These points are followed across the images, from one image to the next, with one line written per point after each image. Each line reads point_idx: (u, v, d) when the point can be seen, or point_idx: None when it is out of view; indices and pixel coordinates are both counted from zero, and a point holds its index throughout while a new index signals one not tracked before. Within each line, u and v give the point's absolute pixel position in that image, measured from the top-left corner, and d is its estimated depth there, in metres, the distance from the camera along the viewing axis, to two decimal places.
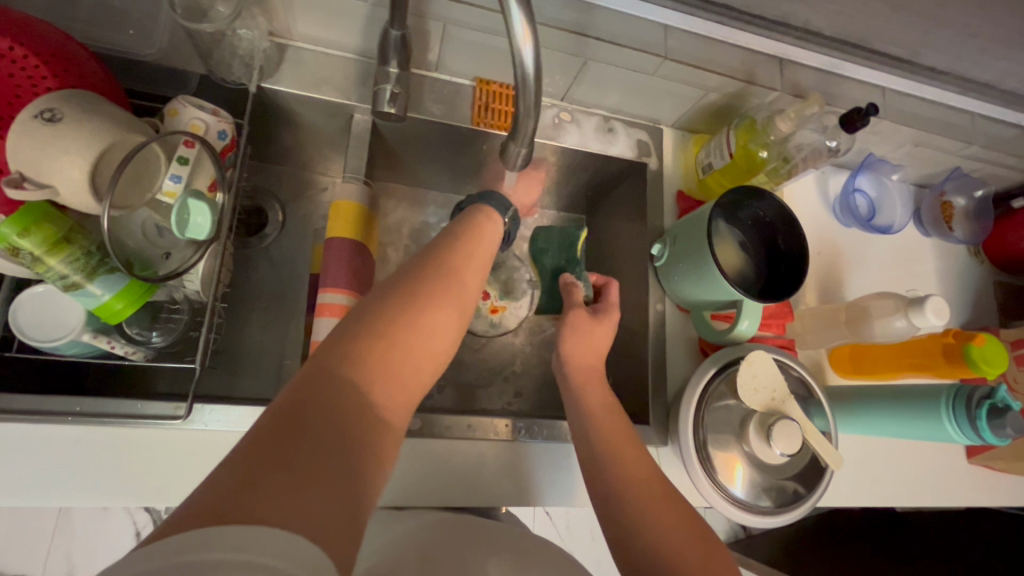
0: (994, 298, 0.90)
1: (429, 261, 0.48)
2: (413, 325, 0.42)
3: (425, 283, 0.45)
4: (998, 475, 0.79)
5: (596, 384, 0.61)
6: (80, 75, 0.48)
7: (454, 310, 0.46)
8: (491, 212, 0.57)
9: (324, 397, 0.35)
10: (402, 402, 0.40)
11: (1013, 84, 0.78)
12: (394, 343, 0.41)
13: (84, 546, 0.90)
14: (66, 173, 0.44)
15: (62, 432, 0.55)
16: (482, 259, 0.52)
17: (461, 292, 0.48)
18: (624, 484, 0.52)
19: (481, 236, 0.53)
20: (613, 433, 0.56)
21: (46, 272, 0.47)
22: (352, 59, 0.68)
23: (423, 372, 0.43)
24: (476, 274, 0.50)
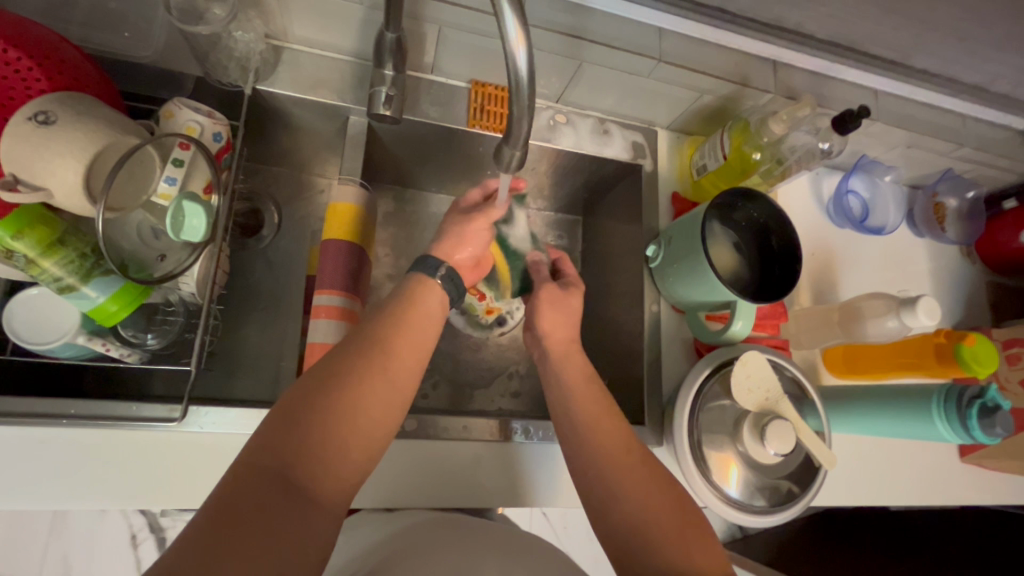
0: (986, 298, 0.91)
1: (365, 335, 0.47)
2: (345, 411, 0.42)
3: (358, 363, 0.45)
4: (990, 474, 0.80)
5: (574, 360, 0.58)
6: (75, 77, 0.48)
7: (391, 386, 0.45)
8: (427, 280, 0.53)
9: (243, 506, 0.35)
10: (337, 488, 0.41)
11: (1004, 87, 0.78)
12: (324, 432, 0.40)
13: (83, 549, 0.88)
14: (60, 175, 0.44)
15: (56, 435, 0.55)
16: (425, 325, 0.51)
17: (399, 367, 0.47)
18: (604, 460, 0.50)
19: (422, 302, 0.52)
20: (590, 409, 0.53)
21: (40, 274, 0.47)
22: (347, 61, 0.68)
23: (361, 454, 0.43)
24: (416, 342, 0.49)
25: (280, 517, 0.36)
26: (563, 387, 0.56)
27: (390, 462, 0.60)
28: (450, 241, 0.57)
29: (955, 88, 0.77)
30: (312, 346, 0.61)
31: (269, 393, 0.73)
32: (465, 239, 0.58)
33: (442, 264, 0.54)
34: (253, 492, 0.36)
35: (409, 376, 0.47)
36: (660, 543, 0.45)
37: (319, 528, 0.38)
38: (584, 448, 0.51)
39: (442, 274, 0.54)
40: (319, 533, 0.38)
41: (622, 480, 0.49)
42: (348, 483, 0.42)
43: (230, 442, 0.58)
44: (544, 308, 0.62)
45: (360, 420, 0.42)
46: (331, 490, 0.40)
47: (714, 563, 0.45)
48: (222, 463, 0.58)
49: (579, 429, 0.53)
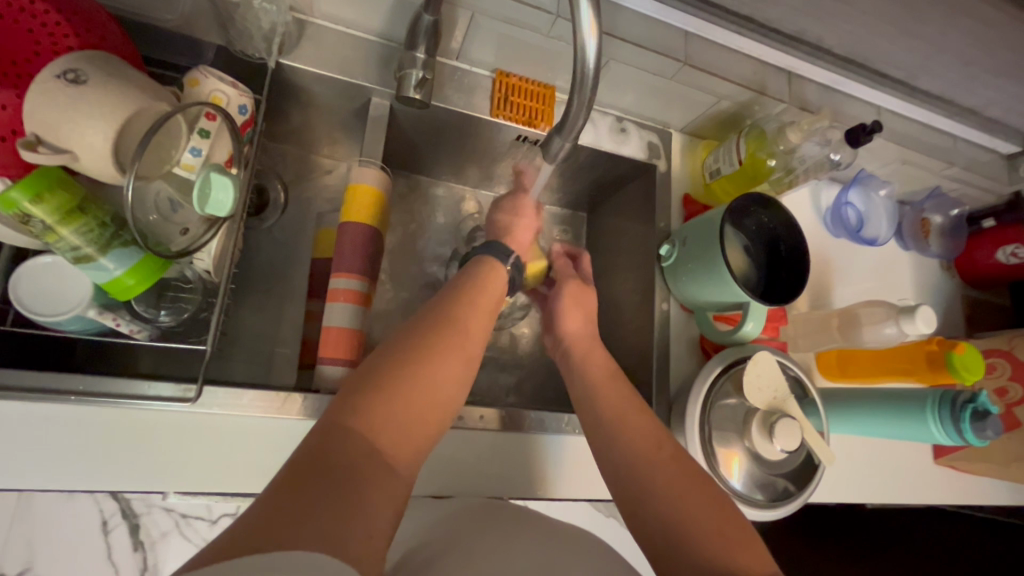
0: (961, 311, 0.97)
1: (435, 314, 0.49)
2: (422, 377, 0.43)
3: (431, 335, 0.46)
4: (960, 476, 0.85)
5: (597, 355, 0.63)
6: (102, 37, 0.46)
7: (460, 361, 0.46)
8: (495, 264, 0.57)
9: (338, 455, 0.35)
10: (413, 452, 0.41)
11: (996, 112, 0.82)
12: (405, 396, 0.41)
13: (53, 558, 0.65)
14: (90, 138, 0.42)
15: (56, 411, 0.52)
16: (486, 308, 0.53)
17: (467, 343, 0.48)
18: (631, 448, 0.52)
19: (484, 288, 0.54)
20: (616, 400, 0.57)
21: (57, 242, 0.45)
22: (373, 41, 0.67)
23: (434, 422, 0.43)
24: (479, 324, 0.51)
25: (369, 469, 0.36)
26: (589, 381, 0.60)
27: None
28: (516, 228, 0.64)
29: (951, 109, 0.81)
30: (329, 330, 0.60)
31: (270, 377, 0.71)
32: (526, 228, 0.66)
33: (512, 252, 0.59)
34: (345, 444, 0.36)
35: (474, 355, 0.49)
36: (693, 530, 0.46)
37: (399, 488, 0.38)
38: (614, 438, 0.54)
39: (511, 261, 0.59)
40: (396, 496, 0.38)
41: (653, 469, 0.50)
42: (421, 448, 0.42)
43: (236, 425, 0.56)
44: (567, 305, 0.67)
45: (435, 389, 0.43)
46: (409, 453, 0.40)
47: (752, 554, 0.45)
48: (233, 447, 0.56)
49: (606, 419, 0.55)
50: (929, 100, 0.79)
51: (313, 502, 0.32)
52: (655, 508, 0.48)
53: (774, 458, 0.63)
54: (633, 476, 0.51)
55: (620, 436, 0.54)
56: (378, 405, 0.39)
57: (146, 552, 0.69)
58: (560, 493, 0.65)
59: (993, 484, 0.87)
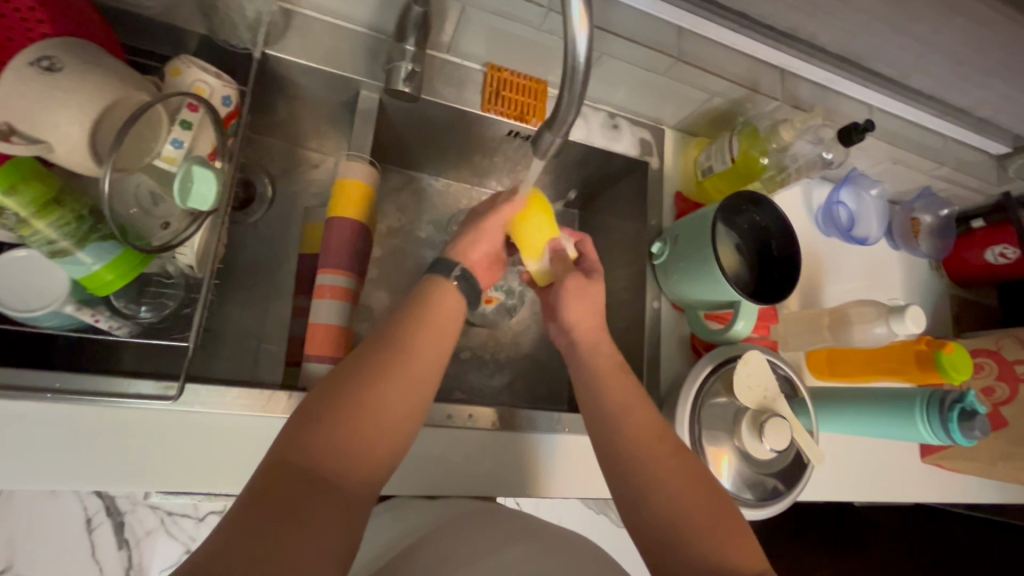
0: (949, 310, 0.97)
1: (388, 334, 0.48)
2: (366, 407, 0.42)
3: (379, 360, 0.45)
4: (947, 475, 0.86)
5: (601, 345, 0.59)
6: (78, 23, 0.45)
7: (412, 381, 0.45)
8: (442, 276, 0.54)
9: (274, 500, 0.36)
10: (364, 481, 0.41)
11: (987, 113, 0.83)
12: (349, 429, 0.41)
13: (40, 550, 0.75)
14: (65, 129, 0.41)
15: (30, 409, 0.50)
16: (445, 320, 0.51)
17: (420, 363, 0.47)
18: (629, 448, 0.51)
19: (440, 301, 0.52)
20: (617, 396, 0.54)
21: (31, 235, 0.44)
22: (361, 33, 0.65)
23: (386, 448, 0.43)
24: (436, 340, 0.49)
25: (308, 510, 0.37)
26: (590, 373, 0.57)
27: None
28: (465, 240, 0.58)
29: (943, 109, 0.81)
30: (316, 326, 0.59)
31: (256, 374, 0.71)
32: (480, 237, 0.60)
33: (456, 265, 0.55)
34: (283, 486, 0.37)
35: (429, 374, 0.47)
36: (694, 538, 0.46)
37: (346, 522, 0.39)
38: (613, 437, 0.52)
39: (457, 272, 0.55)
40: (348, 523, 0.39)
41: (652, 470, 0.50)
42: (374, 476, 0.42)
43: (219, 424, 0.55)
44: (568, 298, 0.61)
45: (382, 415, 0.43)
46: (358, 484, 0.40)
47: (749, 556, 0.46)
48: (216, 446, 0.55)
49: (609, 415, 0.53)
50: (920, 99, 0.79)
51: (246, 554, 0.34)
52: (656, 513, 0.48)
53: (763, 457, 0.63)
54: (631, 477, 0.50)
55: (619, 438, 0.52)
56: (319, 443, 0.39)
57: (130, 550, 0.80)
58: (550, 492, 0.65)
59: (979, 483, 0.88)
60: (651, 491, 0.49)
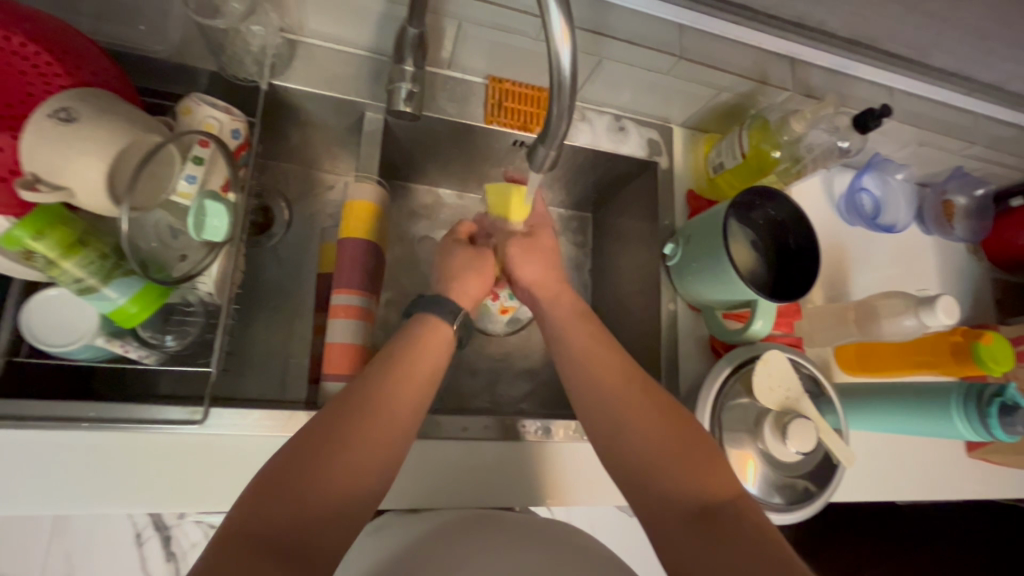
0: (992, 295, 0.92)
1: (360, 388, 0.49)
2: (328, 468, 0.43)
3: (345, 416, 0.46)
4: (997, 469, 0.81)
5: (568, 297, 0.62)
6: (94, 73, 0.49)
7: (382, 441, 0.47)
8: (438, 323, 0.56)
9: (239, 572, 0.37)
10: (326, 543, 0.42)
11: (1017, 86, 0.78)
12: (311, 496, 0.42)
13: (94, 566, 0.79)
14: (83, 174, 0.43)
15: (71, 437, 0.53)
16: (421, 370, 0.52)
17: (388, 418, 0.48)
18: (598, 382, 0.55)
19: (419, 350, 0.54)
20: (584, 341, 0.58)
21: (60, 275, 0.46)
22: (364, 56, 0.67)
23: (348, 512, 0.44)
24: (409, 391, 0.51)
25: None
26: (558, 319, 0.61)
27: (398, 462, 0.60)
28: (466, 279, 0.62)
29: (970, 87, 0.76)
30: (332, 346, 0.60)
31: (281, 393, 0.72)
32: (477, 280, 0.62)
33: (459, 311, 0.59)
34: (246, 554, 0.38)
35: (400, 432, 0.49)
36: (661, 471, 0.49)
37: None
38: (582, 380, 0.56)
39: (458, 320, 0.59)
40: None
41: (620, 404, 0.53)
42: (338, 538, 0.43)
43: (246, 445, 0.57)
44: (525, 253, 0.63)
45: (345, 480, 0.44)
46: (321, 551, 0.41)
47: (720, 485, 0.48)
48: (243, 465, 0.57)
49: (598, 388, 0.54)
50: (943, 77, 0.75)
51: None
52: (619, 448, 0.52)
53: (790, 460, 0.61)
54: (599, 418, 0.53)
55: (589, 381, 0.55)
56: (279, 509, 0.40)
57: (178, 562, 0.83)
58: (568, 499, 0.65)
59: None
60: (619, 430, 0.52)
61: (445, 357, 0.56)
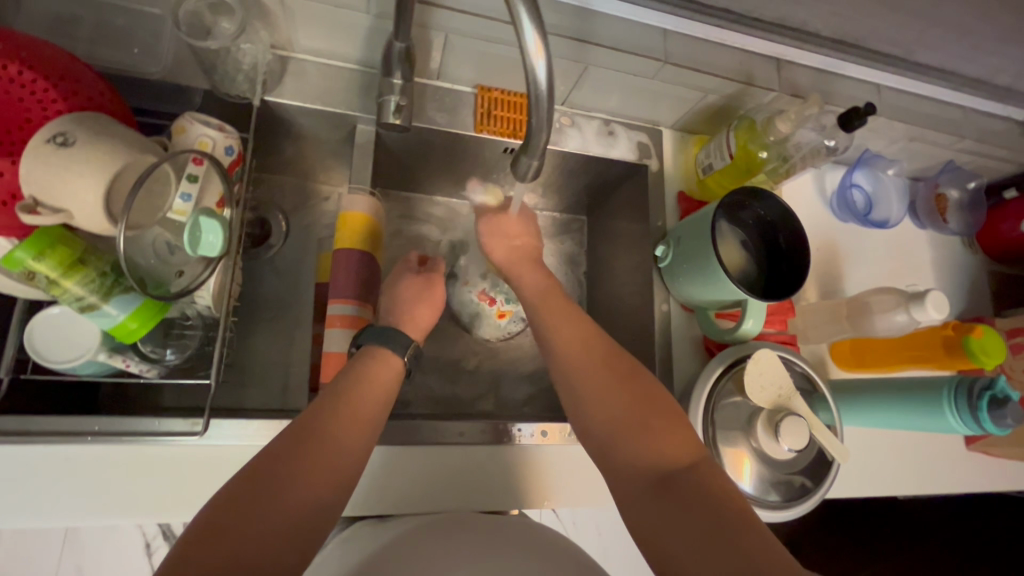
0: (989, 287, 0.92)
1: (320, 404, 0.50)
2: (274, 501, 0.42)
3: (293, 445, 0.45)
4: (997, 462, 0.81)
5: (550, 294, 0.64)
6: (89, 97, 0.50)
7: (341, 450, 0.47)
8: (387, 354, 0.57)
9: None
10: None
11: (1004, 79, 0.78)
12: (268, 506, 0.41)
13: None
14: (81, 196, 0.45)
15: (77, 451, 0.55)
16: (370, 399, 0.52)
17: (338, 447, 0.47)
18: (564, 374, 0.57)
19: (368, 380, 0.53)
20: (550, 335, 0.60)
21: (62, 294, 0.48)
22: (354, 70, 0.68)
23: (311, 521, 0.43)
24: (358, 419, 0.50)
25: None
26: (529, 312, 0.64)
27: (398, 463, 0.62)
28: (415, 306, 0.67)
29: (956, 81, 0.77)
30: (329, 356, 0.62)
31: (282, 402, 0.73)
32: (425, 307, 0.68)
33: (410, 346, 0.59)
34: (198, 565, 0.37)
35: (353, 456, 0.48)
36: (624, 445, 0.50)
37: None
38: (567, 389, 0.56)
39: (408, 354, 0.59)
40: None
41: (584, 389, 0.55)
42: (301, 551, 0.42)
43: (247, 455, 0.58)
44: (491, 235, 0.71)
45: (304, 487, 0.44)
46: (279, 562, 0.40)
47: (678, 452, 0.49)
48: None
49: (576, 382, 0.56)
50: (929, 73, 0.76)
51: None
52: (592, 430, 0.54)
53: (783, 457, 0.62)
54: (572, 406, 0.56)
55: (558, 373, 0.58)
56: (223, 546, 0.39)
57: None
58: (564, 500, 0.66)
59: None
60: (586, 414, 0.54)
61: (394, 386, 0.56)
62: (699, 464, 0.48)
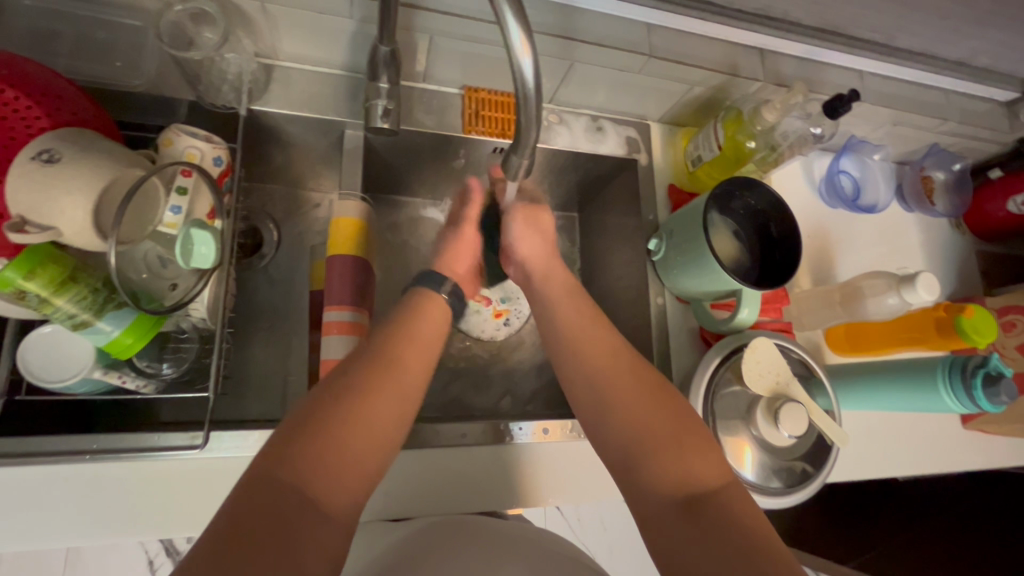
0: (977, 267, 0.93)
1: (368, 358, 0.52)
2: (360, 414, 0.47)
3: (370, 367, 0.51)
4: (993, 439, 0.82)
5: (572, 304, 0.63)
6: (73, 112, 0.49)
7: (396, 400, 0.50)
8: (430, 292, 0.62)
9: (263, 514, 0.39)
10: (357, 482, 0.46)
11: (985, 62, 0.79)
12: (354, 417, 0.47)
13: None
14: (70, 214, 0.45)
15: (76, 471, 0.54)
16: (429, 335, 0.57)
17: (409, 372, 0.53)
18: (579, 363, 0.59)
19: (425, 317, 0.59)
20: (578, 345, 0.60)
21: (53, 312, 0.47)
22: (341, 75, 0.68)
23: (378, 450, 0.48)
24: (422, 353, 0.56)
25: (296, 521, 0.40)
26: (552, 320, 0.63)
27: (400, 468, 0.62)
28: (450, 255, 0.68)
29: (938, 65, 0.77)
30: (327, 363, 0.61)
31: (281, 412, 0.73)
32: (458, 257, 0.69)
33: (447, 281, 0.63)
34: (277, 489, 0.41)
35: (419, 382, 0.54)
36: (650, 461, 0.50)
37: (331, 531, 0.42)
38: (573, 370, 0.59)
39: (446, 289, 0.63)
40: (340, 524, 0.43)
41: (593, 375, 0.57)
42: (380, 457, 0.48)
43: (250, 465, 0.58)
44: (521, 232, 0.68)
45: (385, 404, 0.49)
46: (365, 463, 0.47)
47: (710, 473, 0.49)
48: None
49: (582, 369, 0.58)
50: (910, 57, 0.76)
51: (228, 566, 0.36)
52: (611, 444, 0.53)
53: (783, 444, 0.62)
54: (597, 415, 0.55)
55: (586, 381, 0.57)
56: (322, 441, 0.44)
57: None
58: (569, 496, 0.66)
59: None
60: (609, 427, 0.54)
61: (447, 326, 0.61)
62: (728, 489, 0.48)
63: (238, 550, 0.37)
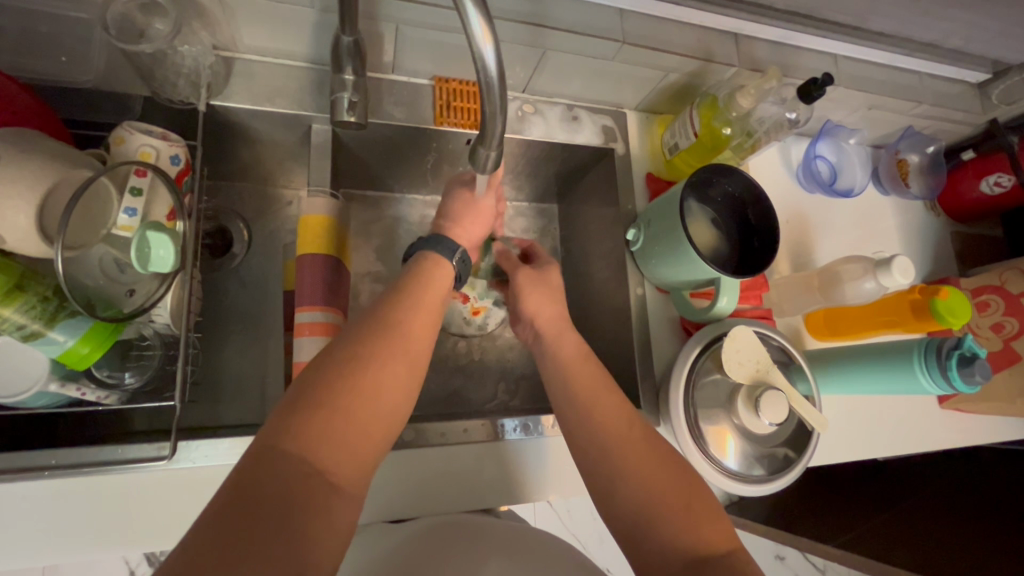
0: (952, 249, 0.94)
1: (366, 331, 0.48)
2: (361, 391, 0.44)
3: (370, 339, 0.47)
4: (970, 418, 0.83)
5: (585, 363, 0.59)
6: (14, 111, 0.47)
7: (401, 372, 0.47)
8: (438, 259, 0.58)
9: (258, 508, 0.36)
10: (362, 463, 0.43)
11: (956, 43, 0.78)
12: (354, 393, 0.44)
13: None
14: (11, 219, 0.42)
15: (35, 488, 0.52)
16: (432, 304, 0.53)
17: (413, 344, 0.49)
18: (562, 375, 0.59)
19: (429, 284, 0.54)
20: (591, 397, 0.56)
21: (1, 324, 0.44)
22: (305, 67, 0.66)
23: (384, 428, 0.45)
24: (424, 323, 0.52)
25: (293, 515, 0.37)
26: (559, 366, 0.60)
27: (381, 469, 0.60)
28: (467, 226, 0.64)
29: (911, 47, 0.77)
30: (300, 365, 0.60)
31: (257, 416, 0.70)
32: (475, 222, 0.64)
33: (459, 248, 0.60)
34: (272, 475, 0.38)
35: (422, 354, 0.50)
36: (655, 519, 0.49)
37: (338, 515, 0.40)
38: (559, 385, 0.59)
39: (458, 256, 0.59)
40: (348, 508, 0.41)
41: (576, 389, 0.57)
42: (385, 434, 0.45)
43: (223, 474, 0.56)
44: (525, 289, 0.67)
45: (389, 376, 0.46)
46: (370, 442, 0.44)
47: (718, 534, 0.48)
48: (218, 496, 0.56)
49: (563, 393, 0.58)
50: (884, 40, 0.76)
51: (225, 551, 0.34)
52: (604, 481, 0.52)
53: (763, 431, 0.62)
54: (606, 473, 0.52)
55: (576, 402, 0.56)
56: (322, 421, 0.41)
57: None
58: (555, 492, 0.65)
59: (1003, 423, 0.85)
60: (619, 490, 0.51)
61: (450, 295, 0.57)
62: (735, 553, 0.48)
63: (229, 547, 0.34)
